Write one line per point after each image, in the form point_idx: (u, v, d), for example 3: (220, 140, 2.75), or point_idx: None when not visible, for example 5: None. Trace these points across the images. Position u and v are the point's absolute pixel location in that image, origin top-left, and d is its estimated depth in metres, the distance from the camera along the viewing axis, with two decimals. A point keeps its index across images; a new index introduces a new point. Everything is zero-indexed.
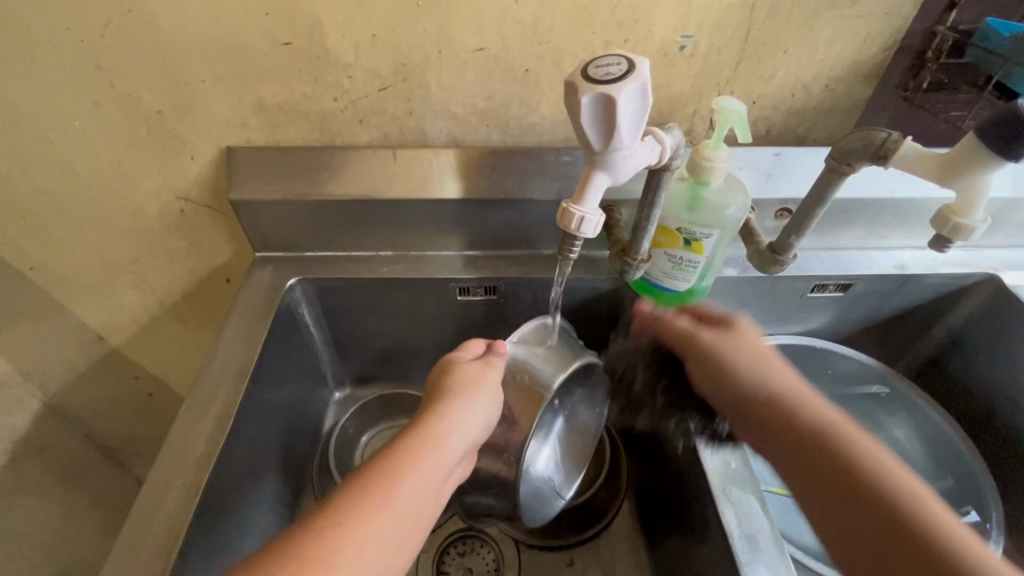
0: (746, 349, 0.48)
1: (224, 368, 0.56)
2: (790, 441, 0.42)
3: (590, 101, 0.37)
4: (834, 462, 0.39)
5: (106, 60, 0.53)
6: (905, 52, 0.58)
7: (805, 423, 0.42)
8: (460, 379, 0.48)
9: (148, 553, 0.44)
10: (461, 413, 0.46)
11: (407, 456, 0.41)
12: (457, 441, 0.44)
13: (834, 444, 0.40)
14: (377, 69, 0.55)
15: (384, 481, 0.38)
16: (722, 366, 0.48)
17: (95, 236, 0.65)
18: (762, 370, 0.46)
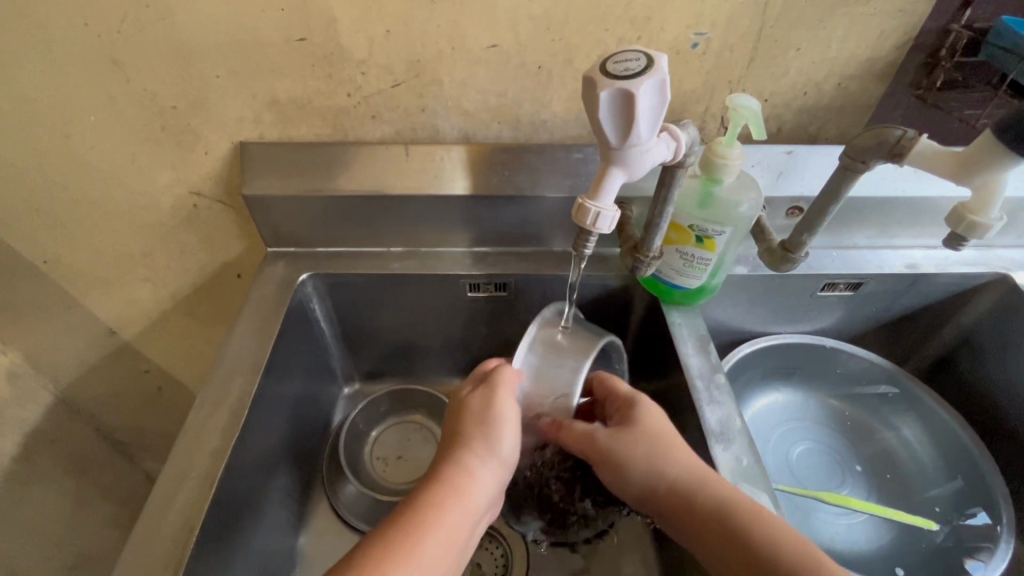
0: (645, 436, 0.49)
1: (237, 362, 0.57)
2: (699, 533, 0.45)
3: (608, 96, 0.37)
4: (734, 554, 0.43)
5: (123, 56, 0.53)
6: (919, 50, 0.58)
7: (707, 513, 0.44)
8: (472, 418, 0.47)
9: (164, 544, 0.45)
10: (475, 458, 0.45)
11: (421, 517, 0.42)
12: (479, 490, 0.45)
13: (735, 526, 0.43)
14: (390, 65, 0.56)
15: (405, 544, 0.40)
16: (621, 467, 0.48)
17: (109, 230, 0.66)
18: (657, 467, 0.47)
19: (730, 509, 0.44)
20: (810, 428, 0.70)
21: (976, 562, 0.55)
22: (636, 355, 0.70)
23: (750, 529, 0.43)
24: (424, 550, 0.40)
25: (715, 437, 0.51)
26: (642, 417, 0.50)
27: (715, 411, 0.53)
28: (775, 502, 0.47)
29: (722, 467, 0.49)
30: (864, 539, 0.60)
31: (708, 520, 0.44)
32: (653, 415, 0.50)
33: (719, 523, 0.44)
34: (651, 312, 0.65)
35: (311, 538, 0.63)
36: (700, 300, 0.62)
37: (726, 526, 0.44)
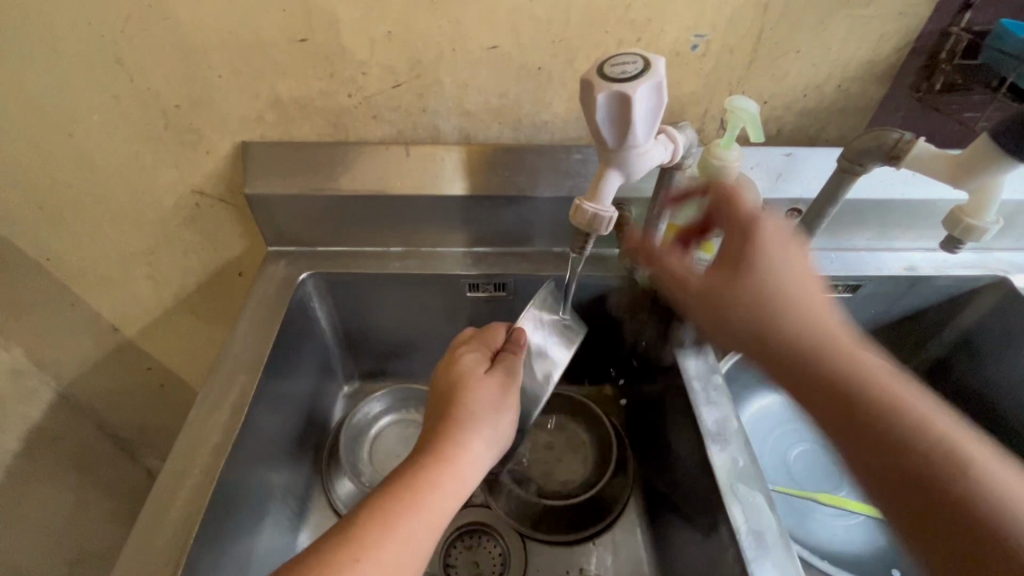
0: (762, 283, 0.42)
1: (238, 359, 0.57)
2: (840, 420, 0.37)
3: (605, 99, 0.37)
4: (872, 429, 0.36)
5: (127, 56, 0.54)
6: (918, 53, 0.58)
7: (850, 392, 0.37)
8: (476, 391, 0.50)
9: (166, 538, 0.46)
10: (474, 430, 0.47)
11: (423, 482, 0.43)
12: (472, 463, 0.46)
13: (860, 410, 0.36)
14: (391, 65, 0.56)
15: (404, 506, 0.41)
16: (733, 301, 0.42)
17: (111, 228, 0.66)
18: (778, 312, 0.41)
19: (859, 373, 0.38)
20: (808, 429, 0.71)
21: None
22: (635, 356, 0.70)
23: (895, 410, 0.36)
24: (427, 510, 0.42)
25: (712, 437, 0.52)
26: (768, 257, 0.42)
27: (712, 411, 0.53)
28: (772, 502, 0.48)
29: (718, 468, 0.50)
30: (862, 540, 0.60)
31: (829, 385, 0.38)
32: (786, 256, 0.42)
33: (857, 408, 0.37)
34: (649, 313, 0.65)
35: (311, 536, 0.63)
36: None
37: (861, 458, 0.36)
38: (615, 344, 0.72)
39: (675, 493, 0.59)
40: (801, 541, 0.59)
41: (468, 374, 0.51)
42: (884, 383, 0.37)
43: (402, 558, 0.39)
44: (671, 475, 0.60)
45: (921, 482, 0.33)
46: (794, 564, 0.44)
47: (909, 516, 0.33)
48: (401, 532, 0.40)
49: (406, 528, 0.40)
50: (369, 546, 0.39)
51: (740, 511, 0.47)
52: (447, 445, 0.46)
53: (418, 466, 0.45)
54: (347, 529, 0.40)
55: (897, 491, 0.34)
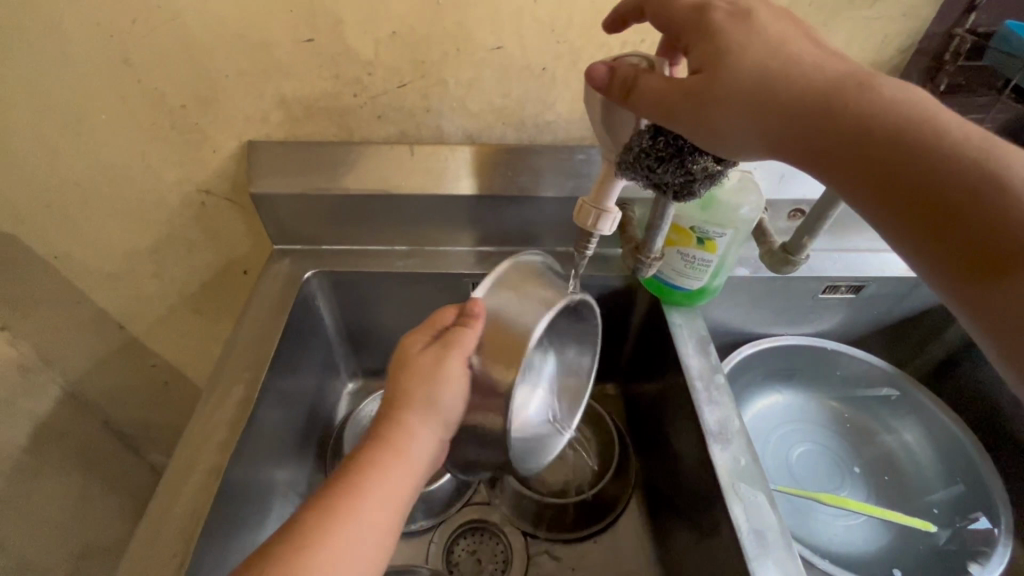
0: (747, 70, 0.36)
1: (243, 357, 0.58)
2: (870, 173, 0.34)
3: (610, 94, 0.41)
4: (923, 200, 0.32)
5: (134, 56, 0.54)
6: (922, 54, 0.58)
7: (873, 155, 0.33)
8: (421, 373, 0.44)
9: (172, 534, 0.46)
10: (424, 414, 0.44)
11: (375, 471, 0.42)
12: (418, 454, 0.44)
13: (929, 156, 0.32)
14: (396, 66, 0.56)
15: (340, 512, 0.40)
16: (723, 102, 0.36)
17: (118, 227, 0.67)
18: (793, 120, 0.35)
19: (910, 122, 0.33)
20: (810, 430, 0.71)
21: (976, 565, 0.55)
22: (637, 355, 0.71)
23: (942, 162, 0.31)
24: (370, 512, 0.40)
25: (713, 436, 0.52)
26: (730, 70, 0.36)
27: (714, 411, 0.54)
28: (773, 502, 0.48)
29: (719, 467, 0.50)
30: (863, 541, 0.60)
31: (850, 143, 0.34)
32: (753, 38, 0.37)
33: (880, 149, 0.33)
34: (651, 312, 0.66)
35: None
36: (701, 301, 0.62)
37: (907, 187, 0.32)
38: (617, 343, 0.73)
39: (676, 493, 0.59)
40: (803, 540, 0.59)
41: (416, 352, 0.46)
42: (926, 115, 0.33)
43: (366, 549, 0.39)
44: (671, 473, 0.60)
45: (955, 206, 0.31)
46: (795, 564, 0.45)
47: (937, 214, 0.31)
48: (363, 522, 0.40)
49: (350, 528, 0.39)
50: (331, 536, 0.39)
51: (741, 511, 0.47)
52: (395, 433, 0.44)
53: (370, 454, 0.43)
54: (313, 518, 0.40)
55: (945, 235, 0.31)
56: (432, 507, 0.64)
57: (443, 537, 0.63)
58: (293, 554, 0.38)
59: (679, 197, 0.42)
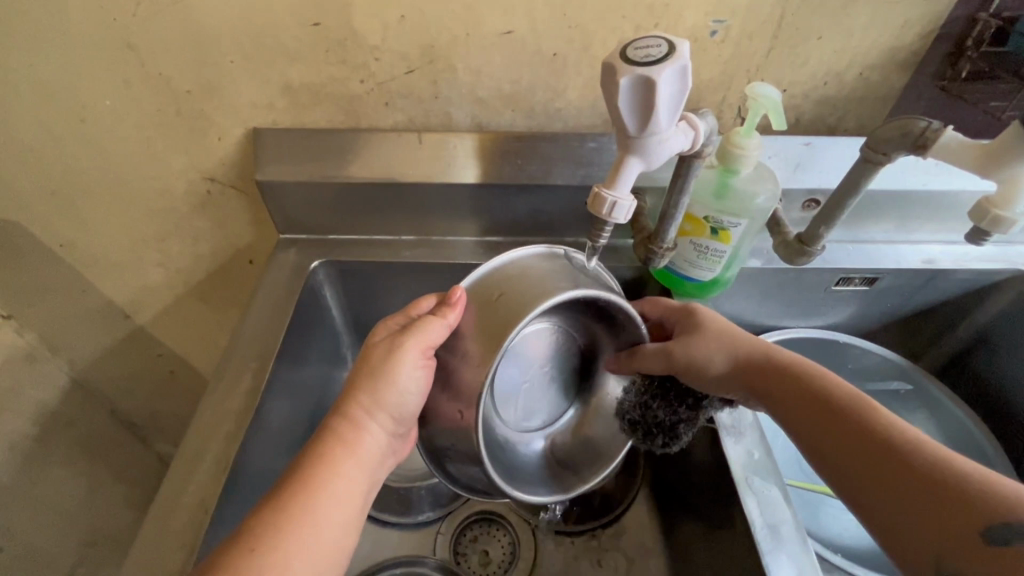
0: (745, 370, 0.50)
1: (250, 347, 0.57)
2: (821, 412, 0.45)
3: (628, 83, 0.36)
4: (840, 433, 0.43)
5: (138, 40, 0.53)
6: (944, 39, 0.56)
7: (798, 395, 0.47)
8: (385, 359, 0.45)
9: (180, 524, 0.46)
10: (378, 399, 0.45)
11: (329, 455, 0.43)
12: (371, 443, 0.45)
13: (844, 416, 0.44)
14: (404, 51, 0.55)
15: (303, 497, 0.41)
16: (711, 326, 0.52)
17: (123, 215, 0.66)
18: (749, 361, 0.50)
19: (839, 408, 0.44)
20: None
21: None
22: None
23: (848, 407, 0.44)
24: (332, 499, 0.42)
25: (727, 429, 0.53)
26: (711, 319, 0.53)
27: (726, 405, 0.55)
28: (786, 496, 0.48)
29: (733, 461, 0.51)
30: None
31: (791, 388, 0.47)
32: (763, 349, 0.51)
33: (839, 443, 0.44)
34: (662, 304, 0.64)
35: None
36: (713, 294, 0.61)
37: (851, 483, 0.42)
38: None
39: (686, 485, 0.59)
40: (816, 535, 0.58)
41: (384, 336, 0.48)
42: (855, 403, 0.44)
43: (321, 534, 0.41)
44: (680, 465, 0.60)
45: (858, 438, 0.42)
46: (810, 558, 0.44)
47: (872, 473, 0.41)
48: (319, 508, 0.41)
49: (318, 513, 0.41)
50: (296, 522, 0.40)
51: (755, 505, 0.47)
52: (344, 425, 0.45)
53: (323, 440, 0.44)
54: (278, 506, 0.41)
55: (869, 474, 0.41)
56: (436, 499, 0.65)
57: (450, 528, 0.63)
58: (262, 534, 0.39)
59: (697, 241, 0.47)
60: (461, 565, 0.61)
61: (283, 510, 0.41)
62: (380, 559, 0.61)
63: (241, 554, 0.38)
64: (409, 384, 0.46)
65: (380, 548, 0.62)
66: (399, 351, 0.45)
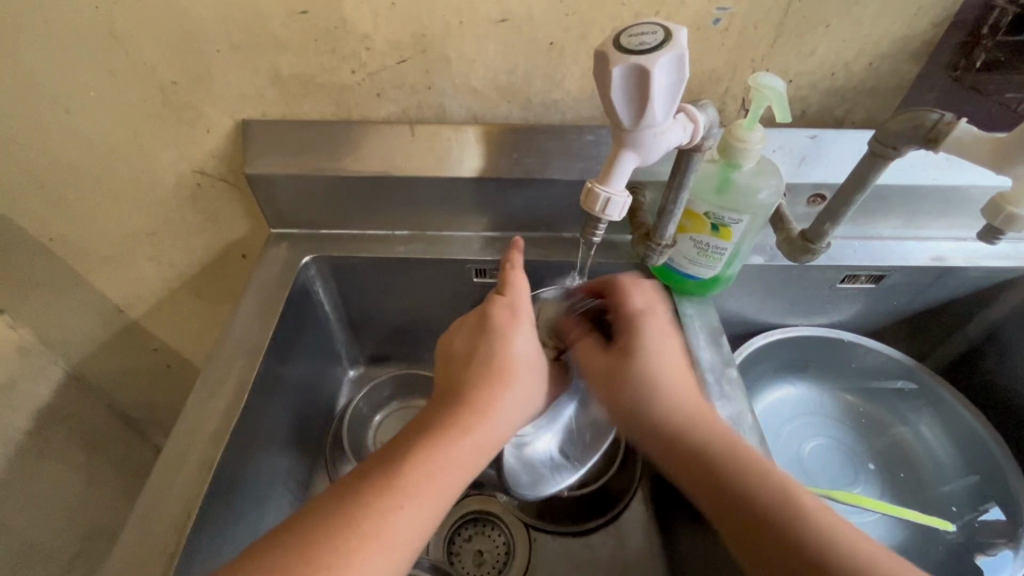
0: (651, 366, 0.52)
1: (239, 344, 0.56)
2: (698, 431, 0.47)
3: (621, 72, 0.35)
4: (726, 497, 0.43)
5: (121, 29, 0.52)
6: (958, 28, 0.54)
7: (688, 442, 0.47)
8: (529, 372, 0.49)
9: (164, 525, 0.45)
10: (514, 406, 0.48)
11: (455, 440, 0.44)
12: (497, 421, 0.47)
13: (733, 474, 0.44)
14: (395, 40, 0.53)
15: (417, 470, 0.42)
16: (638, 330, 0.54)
17: (113, 209, 0.65)
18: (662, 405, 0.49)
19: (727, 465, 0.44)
20: (823, 424, 0.69)
21: (989, 558, 0.55)
22: None
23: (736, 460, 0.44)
24: (449, 473, 0.43)
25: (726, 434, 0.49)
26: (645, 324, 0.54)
27: (727, 405, 0.51)
28: None
29: None
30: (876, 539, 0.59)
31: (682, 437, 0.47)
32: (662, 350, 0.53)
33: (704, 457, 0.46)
34: None
35: None
36: (715, 291, 0.60)
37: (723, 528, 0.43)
38: None
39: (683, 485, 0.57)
40: None
41: (517, 331, 0.50)
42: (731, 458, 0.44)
43: (429, 510, 0.41)
44: None
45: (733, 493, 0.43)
46: None
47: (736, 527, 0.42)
48: (435, 486, 0.42)
49: (433, 486, 0.42)
50: (395, 494, 0.40)
51: None
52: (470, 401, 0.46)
53: (453, 422, 0.45)
54: (388, 469, 0.42)
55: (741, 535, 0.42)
56: None
57: (443, 528, 0.62)
58: (344, 505, 0.39)
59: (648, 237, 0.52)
60: (455, 564, 0.60)
61: (392, 480, 0.41)
62: None
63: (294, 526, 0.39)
64: (535, 403, 0.50)
65: None
66: (537, 368, 0.50)
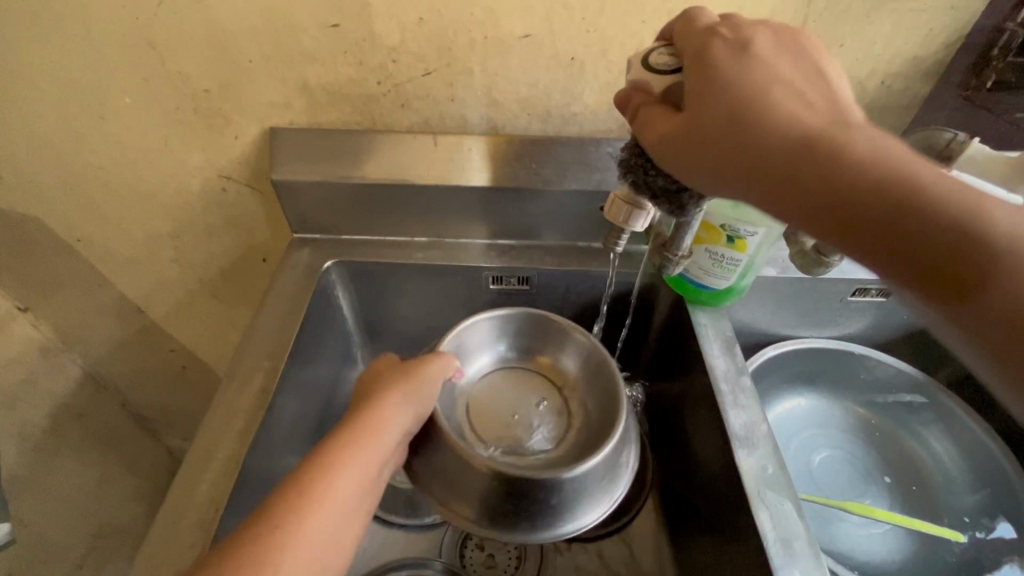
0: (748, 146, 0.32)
1: (262, 346, 0.58)
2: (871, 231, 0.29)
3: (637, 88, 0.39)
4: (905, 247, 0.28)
5: (159, 38, 0.53)
6: (968, 50, 0.55)
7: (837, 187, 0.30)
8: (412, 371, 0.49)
9: (192, 520, 0.46)
10: (400, 409, 0.46)
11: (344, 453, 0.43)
12: (388, 426, 0.45)
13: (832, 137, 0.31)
14: (422, 53, 0.55)
15: (290, 504, 0.39)
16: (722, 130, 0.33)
17: (140, 212, 0.67)
18: (768, 132, 0.32)
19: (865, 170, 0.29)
20: (833, 435, 0.69)
21: None
22: (658, 355, 0.68)
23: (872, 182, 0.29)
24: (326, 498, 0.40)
25: (738, 441, 0.50)
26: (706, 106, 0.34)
27: (739, 414, 0.51)
28: (801, 510, 0.46)
29: (744, 473, 0.48)
30: (885, 548, 0.59)
31: (777, 154, 0.31)
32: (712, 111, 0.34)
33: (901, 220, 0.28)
34: (674, 313, 0.64)
35: None
36: (727, 302, 0.61)
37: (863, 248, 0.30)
38: (638, 340, 0.71)
39: (694, 496, 0.57)
40: (827, 549, 0.58)
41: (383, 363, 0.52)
42: (827, 123, 0.31)
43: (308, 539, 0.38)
44: (686, 475, 0.59)
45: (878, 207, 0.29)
46: None
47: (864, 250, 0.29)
48: (327, 501, 0.40)
49: (310, 515, 0.39)
50: (271, 531, 0.37)
51: (767, 518, 0.45)
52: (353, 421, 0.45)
53: (342, 439, 0.43)
54: (267, 508, 0.38)
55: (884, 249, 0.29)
56: None
57: (458, 529, 0.63)
58: (232, 555, 0.35)
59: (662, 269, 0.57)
60: (467, 567, 0.60)
61: (263, 519, 0.38)
62: (387, 560, 0.60)
63: (258, 515, 0.38)
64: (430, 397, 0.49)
65: (386, 550, 0.61)
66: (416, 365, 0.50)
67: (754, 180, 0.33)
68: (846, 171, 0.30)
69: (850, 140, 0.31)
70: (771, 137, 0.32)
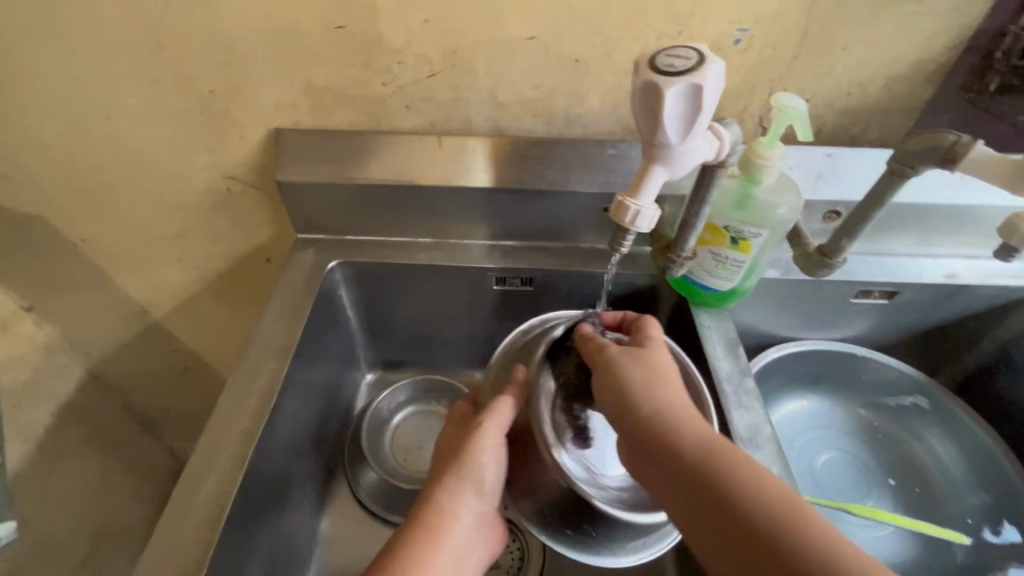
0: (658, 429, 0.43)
1: (267, 345, 0.58)
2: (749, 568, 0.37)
3: (641, 86, 0.38)
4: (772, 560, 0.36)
5: (166, 40, 0.54)
6: (972, 52, 0.55)
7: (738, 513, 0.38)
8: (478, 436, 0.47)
9: (198, 518, 0.46)
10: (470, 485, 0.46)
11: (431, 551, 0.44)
12: (461, 506, 0.46)
13: (715, 480, 0.40)
14: (427, 55, 0.55)
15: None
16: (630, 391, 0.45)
17: (145, 212, 0.67)
18: (667, 409, 0.44)
19: (748, 484, 0.39)
20: (836, 437, 0.69)
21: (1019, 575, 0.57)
22: None
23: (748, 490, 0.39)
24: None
25: (742, 442, 0.50)
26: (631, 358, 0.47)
27: (743, 415, 0.51)
28: None
29: None
30: (889, 551, 0.59)
31: (677, 463, 0.42)
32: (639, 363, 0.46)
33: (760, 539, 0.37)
34: (677, 315, 0.64)
35: (331, 522, 0.64)
36: (731, 303, 0.61)
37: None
38: None
39: None
40: None
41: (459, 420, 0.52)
42: (775, 500, 0.38)
43: None
44: None
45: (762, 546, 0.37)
46: None
47: None
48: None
49: None
50: None
51: None
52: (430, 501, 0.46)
53: (418, 525, 0.45)
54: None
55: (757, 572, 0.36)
56: None
57: None
58: None
59: (666, 270, 0.57)
60: None
61: None
62: None
63: None
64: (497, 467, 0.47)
65: None
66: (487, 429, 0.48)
67: (661, 476, 0.42)
68: (746, 511, 0.38)
69: (738, 495, 0.39)
70: (672, 439, 0.42)
